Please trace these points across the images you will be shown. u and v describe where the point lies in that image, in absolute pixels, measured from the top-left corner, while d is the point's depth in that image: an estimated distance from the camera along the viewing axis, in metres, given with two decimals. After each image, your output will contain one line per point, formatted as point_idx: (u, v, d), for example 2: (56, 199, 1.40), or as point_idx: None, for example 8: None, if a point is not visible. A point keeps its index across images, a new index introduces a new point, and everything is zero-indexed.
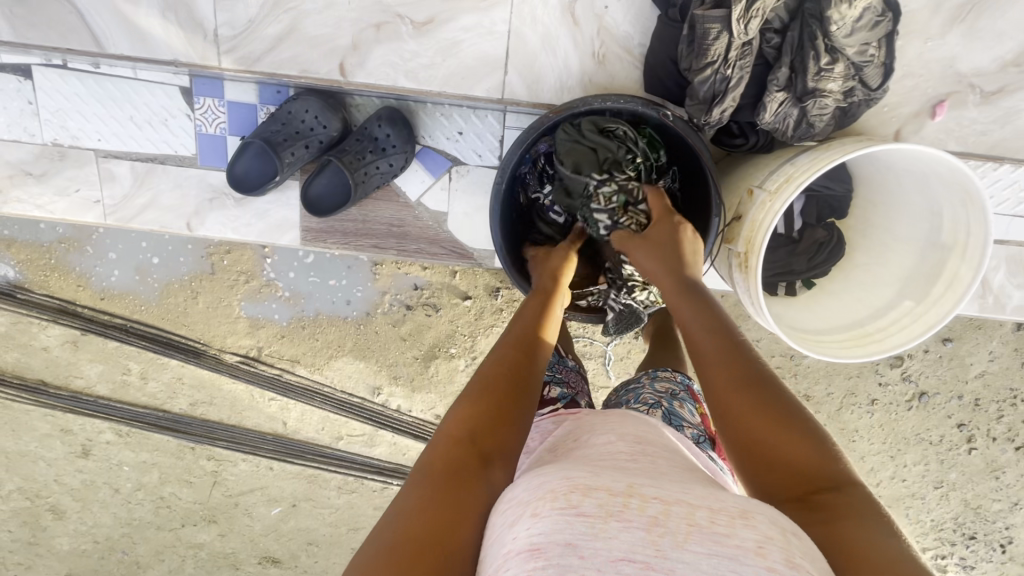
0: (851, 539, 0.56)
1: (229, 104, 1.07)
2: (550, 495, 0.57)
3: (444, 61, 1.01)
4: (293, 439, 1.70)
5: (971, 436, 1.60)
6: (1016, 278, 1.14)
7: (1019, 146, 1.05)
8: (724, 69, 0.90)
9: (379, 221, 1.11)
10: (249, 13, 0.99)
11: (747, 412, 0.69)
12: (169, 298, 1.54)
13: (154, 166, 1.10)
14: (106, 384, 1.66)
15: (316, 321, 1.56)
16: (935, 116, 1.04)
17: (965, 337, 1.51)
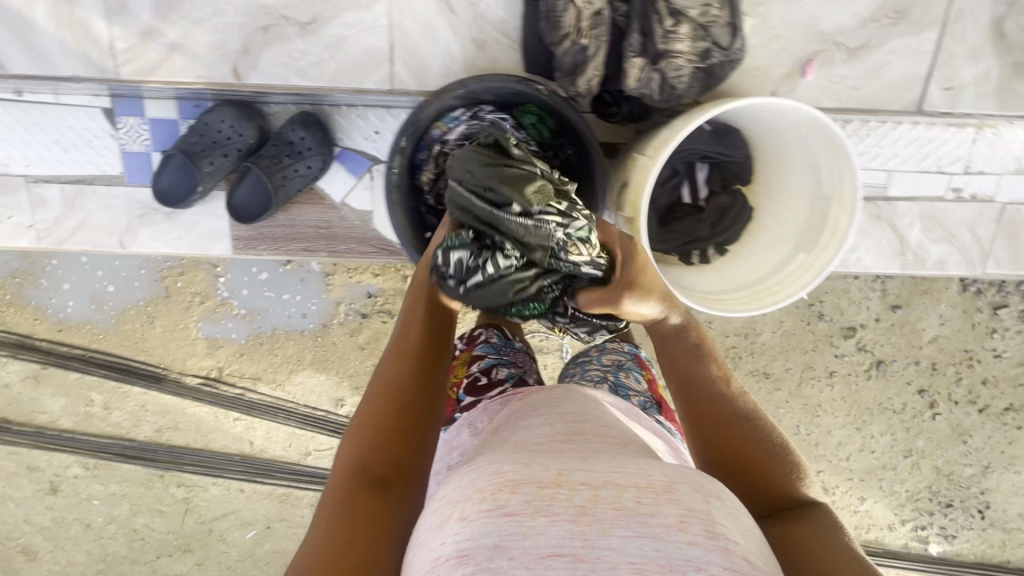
0: (807, 538, 0.70)
1: (151, 121, 1.09)
2: (478, 497, 0.60)
3: (333, 57, 1.06)
4: (261, 458, 1.70)
5: (933, 402, 1.61)
6: (932, 235, 1.16)
7: (891, 99, 1.10)
8: (579, 39, 0.96)
9: (306, 225, 1.13)
10: (143, 26, 1.04)
11: (714, 432, 0.82)
12: (126, 324, 1.55)
13: (82, 187, 1.12)
14: (70, 417, 1.65)
15: (274, 337, 1.57)
16: (806, 75, 1.09)
17: (913, 303, 1.52)
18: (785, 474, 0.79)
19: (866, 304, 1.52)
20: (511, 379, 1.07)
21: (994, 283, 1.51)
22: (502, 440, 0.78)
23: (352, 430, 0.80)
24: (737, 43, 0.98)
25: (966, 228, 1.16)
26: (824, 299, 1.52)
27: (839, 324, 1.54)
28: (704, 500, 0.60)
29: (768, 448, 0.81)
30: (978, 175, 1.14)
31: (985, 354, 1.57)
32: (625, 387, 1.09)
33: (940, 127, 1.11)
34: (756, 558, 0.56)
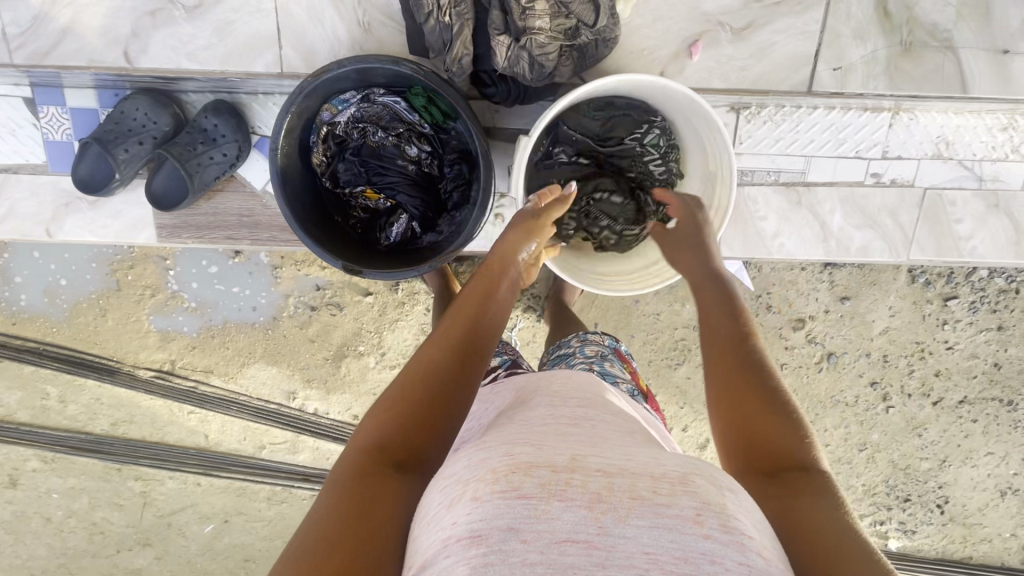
0: (804, 513, 0.62)
1: (71, 110, 1.11)
2: (491, 478, 0.59)
3: (218, 42, 1.06)
4: (216, 451, 1.70)
5: (886, 394, 1.60)
6: (854, 220, 1.21)
7: (778, 79, 1.11)
8: (442, 16, 0.96)
9: (229, 212, 1.15)
10: (33, 11, 1.04)
11: (740, 405, 0.76)
12: (79, 317, 1.57)
13: (8, 176, 1.14)
14: (26, 410, 1.67)
15: (225, 329, 1.58)
16: (693, 56, 1.10)
17: (861, 294, 1.52)
18: (790, 437, 0.72)
19: (815, 296, 1.52)
20: (505, 365, 1.08)
21: (943, 274, 1.50)
22: (506, 420, 0.76)
23: (379, 405, 0.74)
24: (603, 21, 0.95)
25: (888, 214, 1.20)
26: (771, 291, 1.51)
27: (788, 316, 1.53)
28: (718, 492, 0.60)
29: (778, 406, 0.75)
30: (897, 159, 1.17)
31: (937, 346, 1.55)
32: (611, 375, 1.06)
33: (857, 112, 1.15)
34: (769, 551, 0.57)
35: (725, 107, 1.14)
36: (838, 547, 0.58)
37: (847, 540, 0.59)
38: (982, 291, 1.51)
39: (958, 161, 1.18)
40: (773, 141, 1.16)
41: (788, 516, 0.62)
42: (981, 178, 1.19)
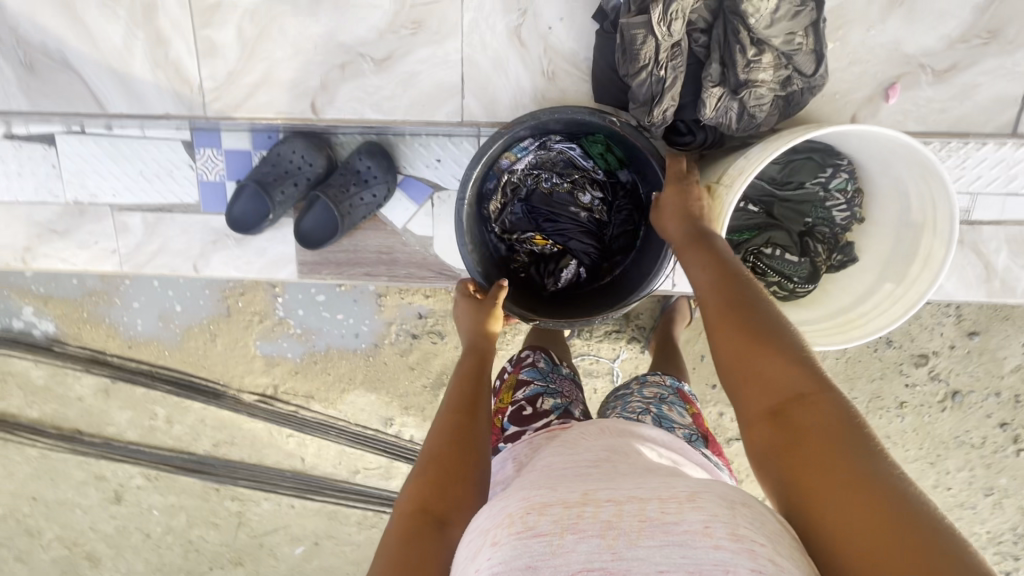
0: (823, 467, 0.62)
1: (226, 152, 1.16)
2: (507, 521, 0.63)
3: (404, 92, 1.08)
4: (312, 474, 1.73)
5: (1017, 436, 1.49)
6: (1021, 258, 1.14)
7: (982, 121, 1.06)
8: (657, 70, 0.94)
9: (368, 249, 1.17)
10: (229, 67, 1.08)
11: (755, 355, 0.72)
12: (190, 341, 1.62)
13: (162, 215, 1.19)
14: (135, 429, 1.73)
15: (327, 355, 1.61)
16: (889, 99, 1.06)
17: (991, 329, 1.43)
18: (799, 372, 0.70)
19: (940, 330, 1.44)
20: (556, 410, 1.02)
21: None
22: (536, 470, 0.77)
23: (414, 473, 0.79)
24: (822, 70, 0.94)
25: None
26: (893, 324, 1.44)
27: (910, 352, 1.45)
28: (725, 503, 0.61)
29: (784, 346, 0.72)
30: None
31: None
32: (668, 420, 1.02)
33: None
34: (784, 558, 0.56)
35: None
36: (860, 484, 0.59)
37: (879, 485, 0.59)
38: None
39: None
40: None
41: (806, 474, 0.63)
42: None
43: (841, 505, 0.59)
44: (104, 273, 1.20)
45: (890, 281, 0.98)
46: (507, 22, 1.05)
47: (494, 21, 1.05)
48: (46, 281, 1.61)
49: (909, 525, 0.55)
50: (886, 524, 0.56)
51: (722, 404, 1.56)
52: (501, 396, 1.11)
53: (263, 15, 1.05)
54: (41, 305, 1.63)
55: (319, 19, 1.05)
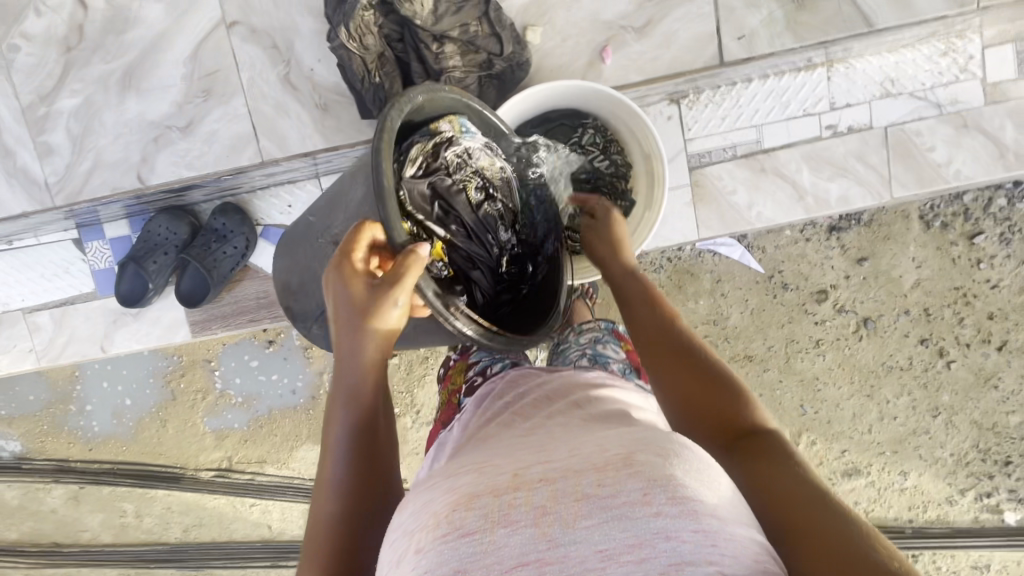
0: (769, 481, 0.66)
1: (111, 241, 1.30)
2: (432, 524, 0.56)
3: (210, 147, 1.23)
4: (282, 540, 1.75)
5: (941, 350, 1.49)
6: (825, 173, 1.26)
7: (693, 59, 1.22)
8: (372, 78, 1.13)
9: (247, 297, 1.30)
10: (66, 160, 1.25)
11: (702, 388, 0.80)
12: (143, 432, 1.71)
13: (66, 307, 1.32)
14: (108, 531, 1.79)
15: (271, 418, 1.68)
16: (605, 60, 1.22)
17: (878, 252, 1.47)
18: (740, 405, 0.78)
19: (830, 264, 1.48)
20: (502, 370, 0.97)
21: (958, 213, 1.44)
22: (468, 447, 0.72)
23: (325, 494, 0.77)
24: (510, 48, 1.14)
25: (854, 159, 1.24)
26: (782, 268, 1.49)
27: (808, 290, 1.49)
28: (664, 462, 0.57)
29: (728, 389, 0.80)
30: (846, 108, 1.23)
31: (979, 287, 1.46)
32: (603, 357, 1.02)
33: (791, 75, 1.22)
34: (722, 509, 0.55)
35: (665, 99, 1.24)
36: (819, 502, 0.62)
37: (805, 491, 0.64)
38: (1008, 220, 1.43)
39: (908, 94, 1.22)
40: (721, 120, 1.24)
41: (769, 489, 0.65)
42: (939, 104, 1.22)
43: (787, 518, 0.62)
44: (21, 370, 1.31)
45: (642, 206, 1.12)
46: (277, 72, 1.22)
47: (266, 74, 1.22)
48: (7, 403, 1.73)
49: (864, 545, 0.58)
50: (838, 544, 0.58)
51: None
52: (451, 380, 1.07)
53: (84, 112, 1.23)
54: (5, 427, 1.74)
55: (128, 106, 1.23)
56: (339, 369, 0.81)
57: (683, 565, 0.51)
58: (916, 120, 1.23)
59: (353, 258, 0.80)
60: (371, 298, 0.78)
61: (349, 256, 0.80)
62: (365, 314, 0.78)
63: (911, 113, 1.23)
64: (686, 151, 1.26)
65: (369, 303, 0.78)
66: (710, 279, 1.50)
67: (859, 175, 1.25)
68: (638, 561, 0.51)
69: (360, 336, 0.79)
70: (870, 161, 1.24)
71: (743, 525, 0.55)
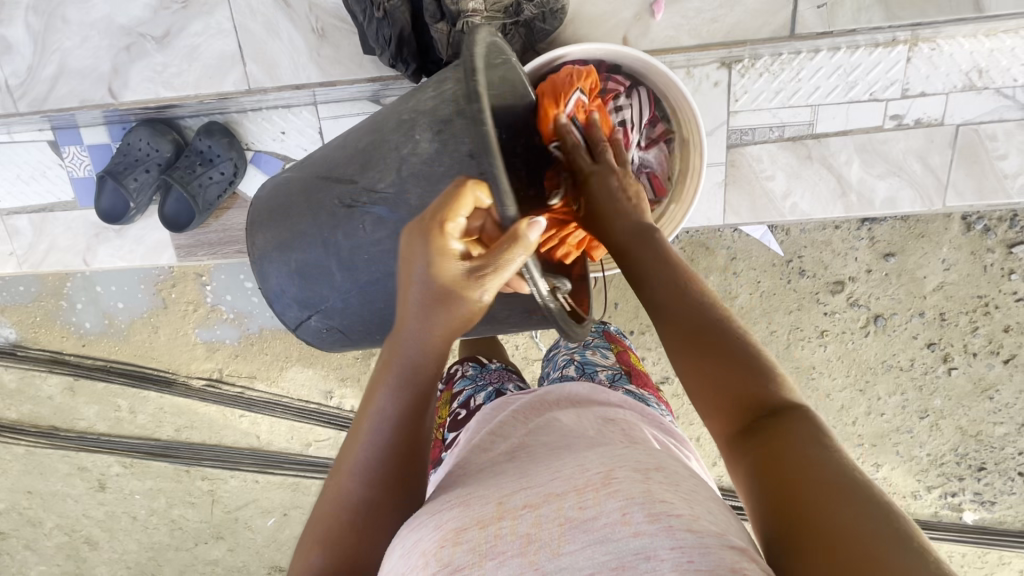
0: (780, 450, 0.59)
1: (89, 147, 1.21)
2: (422, 563, 0.52)
3: (190, 65, 1.13)
4: (269, 450, 1.82)
5: (946, 355, 1.46)
6: (875, 169, 1.14)
7: (755, 26, 1.06)
8: (376, 12, 1.00)
9: (236, 227, 1.23)
10: (28, 62, 1.14)
11: (701, 362, 0.70)
12: (135, 335, 1.72)
13: (45, 215, 1.25)
14: (104, 421, 1.86)
15: (262, 337, 1.69)
16: (656, 14, 1.07)
17: (907, 249, 1.38)
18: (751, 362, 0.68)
19: (854, 256, 1.40)
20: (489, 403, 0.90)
21: (1004, 218, 1.33)
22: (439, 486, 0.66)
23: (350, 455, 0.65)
24: None
25: (913, 158, 1.12)
26: (803, 253, 1.40)
27: (825, 279, 1.42)
28: (642, 479, 0.53)
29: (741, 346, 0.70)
30: (919, 97, 1.08)
31: (1004, 298, 1.39)
32: (590, 365, 0.97)
33: (867, 50, 1.06)
34: (700, 516, 0.50)
35: (716, 62, 1.09)
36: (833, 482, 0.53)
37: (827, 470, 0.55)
38: None
39: (993, 90, 1.07)
40: (772, 94, 1.10)
41: (779, 468, 0.57)
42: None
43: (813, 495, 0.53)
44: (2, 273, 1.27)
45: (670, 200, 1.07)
46: None
47: None
48: None
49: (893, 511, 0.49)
50: (855, 539, 0.48)
51: (646, 350, 1.54)
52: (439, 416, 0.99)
53: (44, 6, 1.11)
54: None
55: (96, 4, 1.11)
56: (395, 341, 0.63)
57: None
58: (993, 122, 1.09)
59: (449, 225, 0.59)
60: (457, 284, 0.58)
61: (443, 224, 0.58)
62: (444, 295, 0.59)
63: (992, 114, 1.08)
64: (727, 124, 1.13)
65: (454, 285, 0.59)
66: (726, 256, 1.42)
67: (913, 178, 1.14)
68: None
69: (433, 316, 0.60)
70: (929, 163, 1.12)
71: (724, 533, 0.49)
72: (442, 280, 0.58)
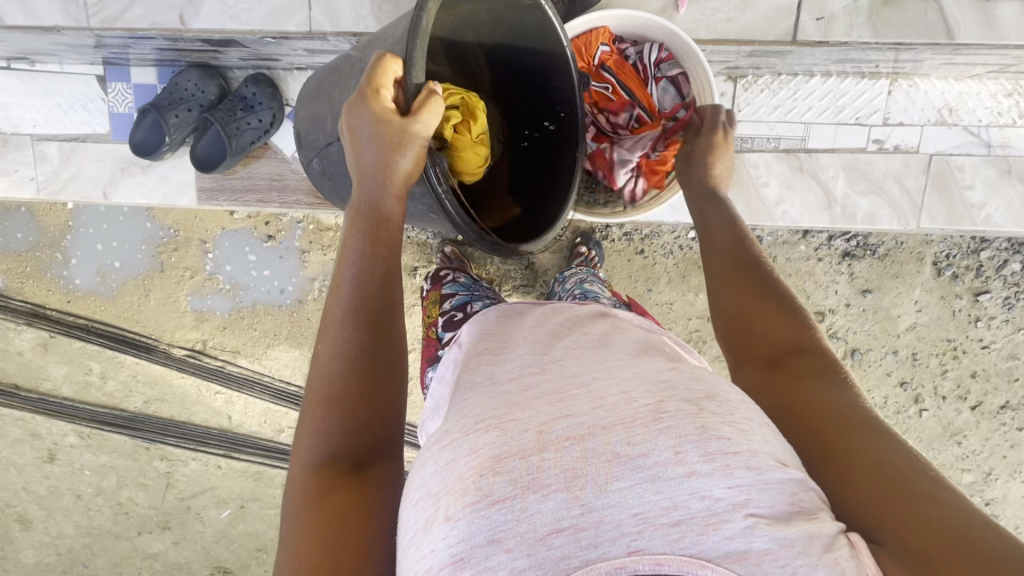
0: (813, 388, 0.67)
1: (135, 86, 1.33)
2: (460, 490, 0.50)
3: (260, 4, 1.18)
4: (237, 433, 1.76)
5: (918, 396, 1.52)
6: (858, 186, 1.28)
7: (762, 30, 1.14)
8: None
9: (261, 176, 1.34)
10: None
11: (749, 320, 0.78)
12: (124, 296, 1.70)
13: (76, 145, 1.35)
14: (70, 385, 1.79)
15: (254, 311, 1.68)
16: (679, 8, 1.15)
17: (884, 287, 1.47)
18: (786, 325, 0.76)
19: (834, 289, 1.48)
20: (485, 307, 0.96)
21: (971, 267, 1.44)
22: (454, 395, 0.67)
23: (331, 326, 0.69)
24: None
25: (892, 179, 1.27)
26: (787, 281, 1.48)
27: (806, 309, 1.50)
28: (694, 413, 0.52)
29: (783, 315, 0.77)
30: (898, 125, 1.25)
31: (971, 344, 1.48)
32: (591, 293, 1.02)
33: (854, 80, 1.23)
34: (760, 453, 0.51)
35: (723, 75, 1.24)
36: (862, 427, 0.61)
37: (855, 409, 0.63)
38: (1016, 285, 1.43)
39: (962, 127, 1.24)
40: (771, 108, 1.25)
41: (806, 400, 0.65)
42: (989, 144, 1.25)
43: (838, 425, 0.61)
44: (20, 196, 1.35)
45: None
46: None
47: None
48: None
49: (903, 464, 0.56)
50: (870, 462, 0.57)
51: None
52: (428, 310, 1.09)
53: None
54: None
55: None
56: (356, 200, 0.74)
57: (719, 522, 0.48)
58: (962, 155, 1.26)
59: (378, 94, 0.71)
60: (387, 130, 0.71)
61: (374, 91, 0.71)
62: (384, 143, 0.71)
63: (961, 147, 1.25)
64: None
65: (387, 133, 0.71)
66: None
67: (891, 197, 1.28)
68: (672, 522, 0.48)
69: (383, 163, 0.72)
70: (905, 184, 1.27)
71: (783, 467, 0.51)
72: (374, 135, 0.71)
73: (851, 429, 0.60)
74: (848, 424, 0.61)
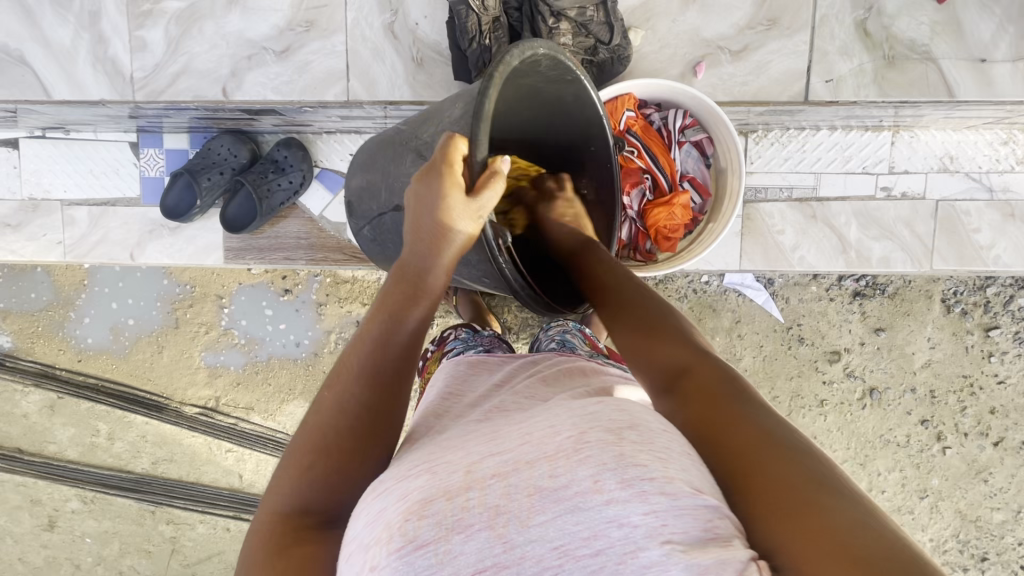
0: (715, 419, 0.57)
1: (166, 152, 1.39)
2: (385, 538, 0.49)
3: (300, 77, 1.24)
4: (248, 492, 1.71)
5: (940, 434, 1.51)
6: (869, 231, 1.33)
7: (776, 90, 1.21)
8: (482, 40, 1.13)
9: (288, 236, 1.37)
10: (156, 59, 1.24)
11: (649, 350, 0.69)
12: (137, 353, 1.69)
13: (106, 208, 1.39)
14: (76, 447, 1.74)
15: (269, 365, 1.66)
16: (697, 74, 1.23)
17: (896, 325, 1.49)
18: (675, 347, 0.68)
19: (847, 327, 1.50)
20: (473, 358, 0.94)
21: (979, 303, 1.47)
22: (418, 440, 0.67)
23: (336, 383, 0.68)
24: (618, 40, 1.16)
25: (902, 224, 1.32)
26: (801, 322, 1.50)
27: (822, 348, 1.51)
28: (614, 440, 0.48)
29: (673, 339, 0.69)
30: (904, 173, 1.31)
31: (987, 379, 1.49)
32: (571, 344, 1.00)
33: (858, 132, 1.30)
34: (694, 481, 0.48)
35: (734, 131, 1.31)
36: (783, 456, 0.51)
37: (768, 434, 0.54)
38: None
39: (964, 173, 1.31)
40: (782, 160, 1.32)
41: (718, 441, 0.55)
42: (990, 189, 1.31)
43: (767, 466, 0.51)
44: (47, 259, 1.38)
45: (707, 217, 1.21)
46: (382, 20, 1.23)
47: (371, 19, 1.23)
48: (5, 297, 1.70)
49: (835, 497, 0.48)
50: (808, 505, 0.47)
51: None
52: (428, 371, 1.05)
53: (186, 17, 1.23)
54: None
55: (230, 21, 1.23)
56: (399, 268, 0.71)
57: (637, 550, 0.44)
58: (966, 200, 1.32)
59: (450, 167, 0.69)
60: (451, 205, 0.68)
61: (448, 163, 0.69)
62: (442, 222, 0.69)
63: (964, 192, 1.31)
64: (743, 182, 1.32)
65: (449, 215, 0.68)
66: (730, 319, 1.51)
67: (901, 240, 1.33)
68: (593, 553, 0.45)
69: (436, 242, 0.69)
70: (915, 228, 1.32)
71: (699, 493, 0.47)
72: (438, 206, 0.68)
73: (779, 469, 0.51)
74: (776, 462, 0.51)
